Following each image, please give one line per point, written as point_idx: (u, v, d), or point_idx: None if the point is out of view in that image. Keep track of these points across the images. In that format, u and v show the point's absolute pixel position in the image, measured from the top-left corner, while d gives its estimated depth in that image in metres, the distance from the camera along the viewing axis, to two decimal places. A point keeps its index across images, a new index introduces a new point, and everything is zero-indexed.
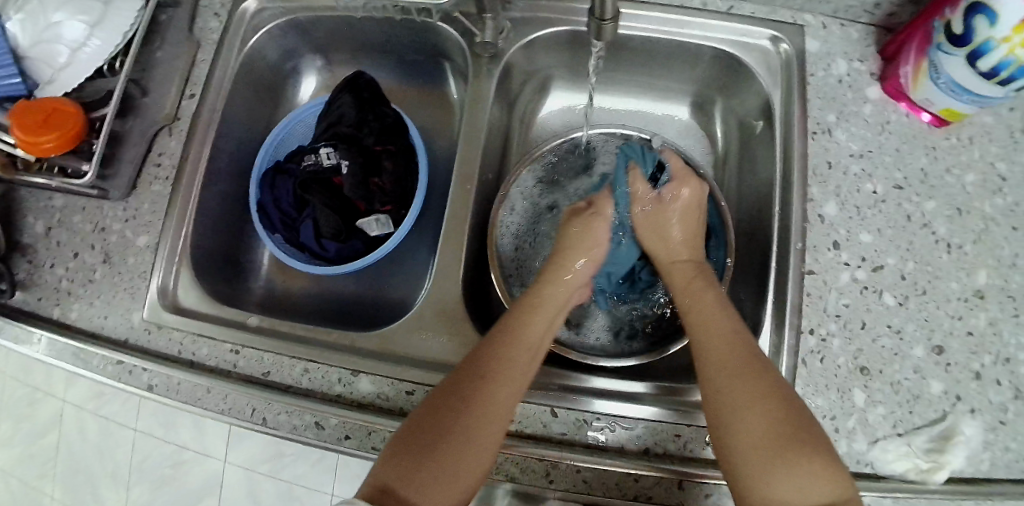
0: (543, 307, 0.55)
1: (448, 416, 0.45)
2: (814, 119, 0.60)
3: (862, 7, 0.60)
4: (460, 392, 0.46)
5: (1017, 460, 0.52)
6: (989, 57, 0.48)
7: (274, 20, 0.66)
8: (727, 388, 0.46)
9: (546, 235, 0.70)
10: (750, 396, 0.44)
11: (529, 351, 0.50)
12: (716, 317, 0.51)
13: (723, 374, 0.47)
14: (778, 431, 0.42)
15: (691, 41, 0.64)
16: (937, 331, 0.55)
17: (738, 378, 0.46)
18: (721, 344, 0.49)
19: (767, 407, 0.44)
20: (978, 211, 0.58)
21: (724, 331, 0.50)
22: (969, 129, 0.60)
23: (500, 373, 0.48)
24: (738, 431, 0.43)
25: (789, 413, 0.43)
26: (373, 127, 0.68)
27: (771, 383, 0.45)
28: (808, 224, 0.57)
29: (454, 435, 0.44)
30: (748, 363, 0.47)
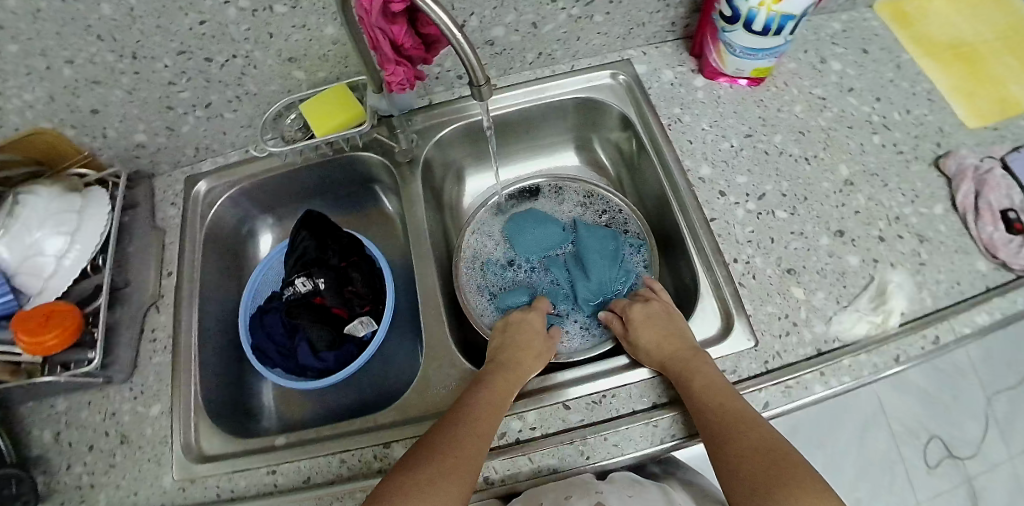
0: (506, 367, 0.58)
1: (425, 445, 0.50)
2: (665, 114, 0.72)
3: (664, 28, 0.77)
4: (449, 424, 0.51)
5: (948, 286, 0.63)
6: (757, 20, 0.64)
7: (224, 193, 0.77)
8: (740, 440, 0.48)
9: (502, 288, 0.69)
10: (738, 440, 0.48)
11: (500, 395, 0.55)
12: (702, 381, 0.53)
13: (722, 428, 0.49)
14: (763, 462, 0.46)
15: (556, 99, 0.76)
16: (832, 221, 0.65)
17: (736, 433, 0.49)
18: (707, 404, 0.51)
19: (752, 459, 0.46)
20: (817, 127, 0.71)
21: (716, 392, 0.52)
22: (781, 77, 0.75)
23: (473, 399, 0.54)
24: (732, 474, 0.47)
25: (769, 456, 0.46)
26: (334, 247, 0.72)
27: (778, 445, 0.47)
28: (694, 187, 0.67)
29: (454, 457, 0.48)
30: (745, 418, 0.50)
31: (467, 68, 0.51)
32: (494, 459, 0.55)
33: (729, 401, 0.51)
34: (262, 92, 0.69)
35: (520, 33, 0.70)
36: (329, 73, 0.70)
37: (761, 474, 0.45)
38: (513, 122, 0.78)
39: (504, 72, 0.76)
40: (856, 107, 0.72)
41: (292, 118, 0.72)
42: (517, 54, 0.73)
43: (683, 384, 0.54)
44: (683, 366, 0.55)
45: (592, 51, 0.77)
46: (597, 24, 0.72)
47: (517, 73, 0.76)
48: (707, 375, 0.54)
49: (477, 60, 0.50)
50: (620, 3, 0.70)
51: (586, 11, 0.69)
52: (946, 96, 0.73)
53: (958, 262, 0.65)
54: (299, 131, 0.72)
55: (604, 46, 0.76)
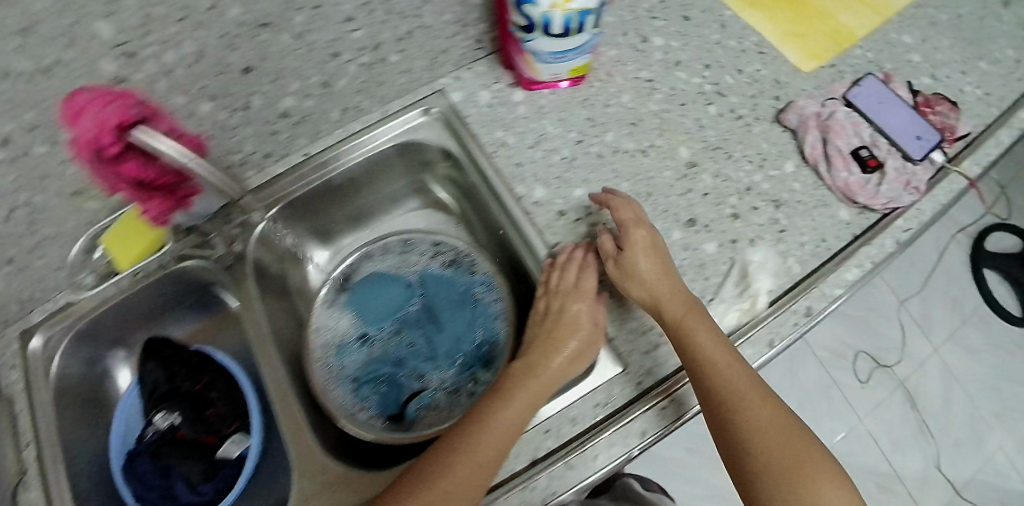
0: (534, 377, 0.51)
1: (433, 472, 0.46)
2: (488, 140, 0.65)
3: (470, 48, 0.68)
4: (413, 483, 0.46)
5: (818, 244, 0.61)
6: (553, 22, 0.59)
7: (61, 340, 0.67)
8: (765, 404, 0.48)
9: (361, 375, 0.62)
10: (754, 414, 0.47)
11: (515, 420, 0.49)
12: (709, 347, 0.50)
13: (726, 394, 0.48)
14: (794, 428, 0.47)
15: (369, 154, 0.68)
16: (681, 211, 0.62)
17: (761, 390, 0.48)
18: (732, 358, 0.50)
19: (771, 436, 0.46)
20: (648, 112, 0.67)
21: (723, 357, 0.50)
22: (603, 68, 0.69)
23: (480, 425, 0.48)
24: (769, 447, 0.46)
25: (794, 422, 0.48)
26: (185, 372, 0.66)
27: (786, 414, 0.48)
28: (531, 213, 0.61)
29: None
30: (759, 379, 0.49)
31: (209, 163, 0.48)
32: None
33: (737, 359, 0.50)
34: (61, 233, 0.64)
35: (312, 96, 0.63)
36: None
37: (796, 443, 0.46)
38: (327, 190, 0.69)
39: (315, 138, 0.68)
40: (686, 81, 0.69)
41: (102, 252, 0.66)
42: (321, 115, 0.65)
43: (687, 345, 0.50)
44: (678, 326, 0.51)
45: (400, 88, 0.68)
46: (394, 64, 0.64)
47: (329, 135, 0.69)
48: (710, 331, 0.51)
49: None
50: (411, 38, 0.62)
51: (375, 56, 0.62)
52: (775, 45, 0.70)
53: (820, 217, 0.62)
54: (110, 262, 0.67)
55: (411, 81, 0.68)
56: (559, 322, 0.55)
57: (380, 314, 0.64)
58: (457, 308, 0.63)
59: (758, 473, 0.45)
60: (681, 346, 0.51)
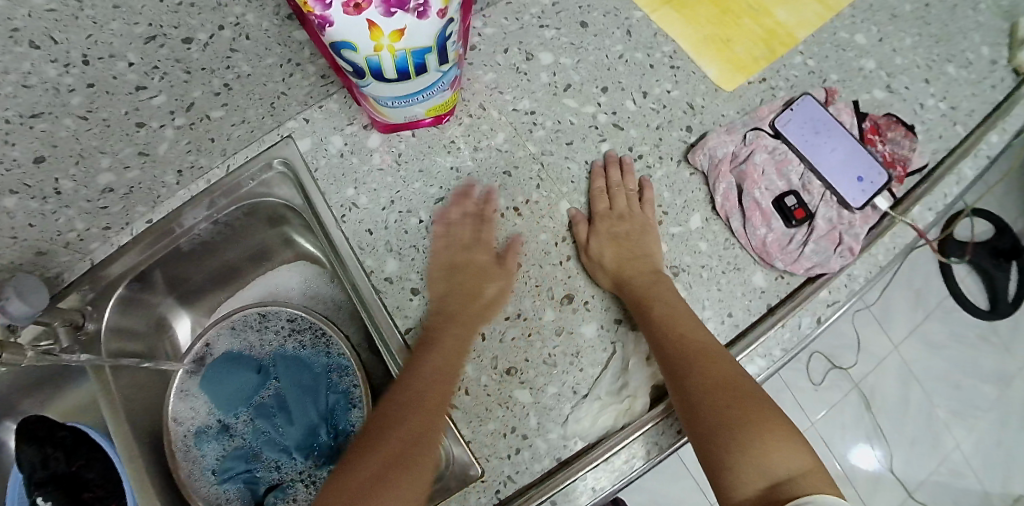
0: (450, 322, 0.50)
1: (366, 486, 0.42)
2: (336, 201, 0.56)
3: (316, 86, 0.57)
4: (357, 488, 0.42)
5: (727, 319, 0.51)
6: (385, 66, 0.46)
7: None
8: (713, 370, 0.45)
9: (222, 466, 0.58)
10: (720, 372, 0.45)
11: (441, 365, 0.48)
12: (675, 306, 0.49)
13: (691, 358, 0.45)
14: (735, 411, 0.43)
15: (213, 222, 0.61)
16: (557, 284, 0.52)
17: (711, 372, 0.45)
18: (674, 338, 0.47)
19: (728, 394, 0.44)
20: (526, 155, 0.56)
21: (688, 320, 0.48)
22: (474, 100, 0.57)
23: (411, 377, 0.47)
24: (717, 447, 0.42)
25: (745, 397, 0.44)
26: (57, 454, 0.62)
27: (737, 372, 0.45)
28: (382, 292, 0.53)
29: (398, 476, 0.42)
30: (711, 349, 0.47)
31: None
32: None
33: (698, 327, 0.48)
34: None
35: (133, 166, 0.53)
36: None
37: (743, 428, 0.42)
38: (174, 257, 0.62)
39: (157, 202, 0.59)
40: (577, 112, 0.57)
41: None
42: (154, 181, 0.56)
43: (648, 318, 0.48)
44: (644, 294, 0.49)
45: (242, 139, 0.58)
46: (221, 119, 0.54)
47: (172, 197, 0.60)
48: (671, 298, 0.49)
49: None
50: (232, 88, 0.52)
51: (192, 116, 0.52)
52: (692, 57, 0.59)
53: (727, 285, 0.52)
54: None
55: (252, 129, 0.58)
56: (474, 275, 0.52)
57: (234, 399, 0.60)
58: (314, 386, 0.60)
59: (721, 438, 0.42)
60: (637, 307, 0.49)
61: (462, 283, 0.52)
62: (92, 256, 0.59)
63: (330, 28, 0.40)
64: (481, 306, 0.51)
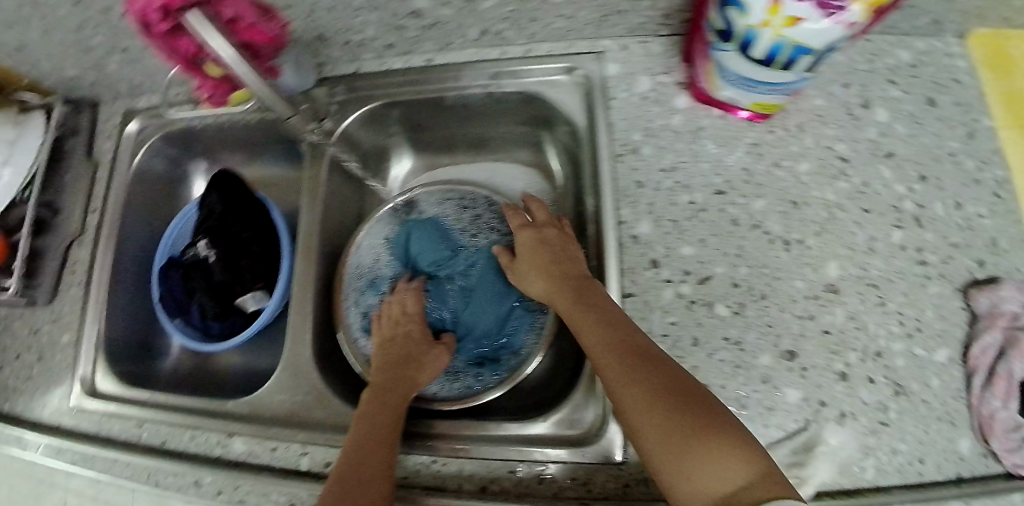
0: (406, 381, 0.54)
1: (367, 452, 0.47)
2: (618, 140, 0.55)
3: (653, 21, 0.55)
4: (365, 442, 0.48)
5: (911, 462, 0.48)
6: (757, 45, 0.46)
7: (153, 137, 0.70)
8: (634, 372, 0.44)
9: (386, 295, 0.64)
10: (632, 373, 0.44)
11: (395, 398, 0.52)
12: (600, 315, 0.48)
13: (603, 360, 0.46)
14: (690, 421, 0.40)
15: (492, 91, 0.59)
16: (785, 336, 0.50)
17: (640, 388, 0.43)
18: (601, 343, 0.46)
19: (656, 399, 0.42)
20: (819, 199, 0.53)
21: (597, 334, 0.47)
22: (797, 117, 0.54)
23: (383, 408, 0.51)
24: (650, 435, 0.41)
25: (698, 412, 0.40)
26: (235, 214, 0.66)
27: (678, 376, 0.43)
28: (622, 247, 0.52)
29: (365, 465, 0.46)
30: (640, 352, 0.45)
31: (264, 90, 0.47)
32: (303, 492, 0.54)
33: (620, 322, 0.47)
34: None
35: (451, 6, 0.53)
36: None
37: (691, 428, 0.40)
38: (432, 104, 0.62)
39: (443, 47, 0.59)
40: (886, 184, 0.53)
41: None
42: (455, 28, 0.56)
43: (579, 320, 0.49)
44: (573, 287, 0.52)
45: (555, 35, 0.57)
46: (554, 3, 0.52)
47: (460, 49, 0.60)
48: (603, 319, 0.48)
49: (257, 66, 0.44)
50: None
51: None
52: None
53: (934, 432, 0.48)
54: None
55: (572, 31, 0.57)
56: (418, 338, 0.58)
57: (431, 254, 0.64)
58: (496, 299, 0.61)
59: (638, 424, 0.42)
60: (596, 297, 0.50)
61: (399, 344, 0.57)
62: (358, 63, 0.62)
63: None
64: (426, 362, 0.56)
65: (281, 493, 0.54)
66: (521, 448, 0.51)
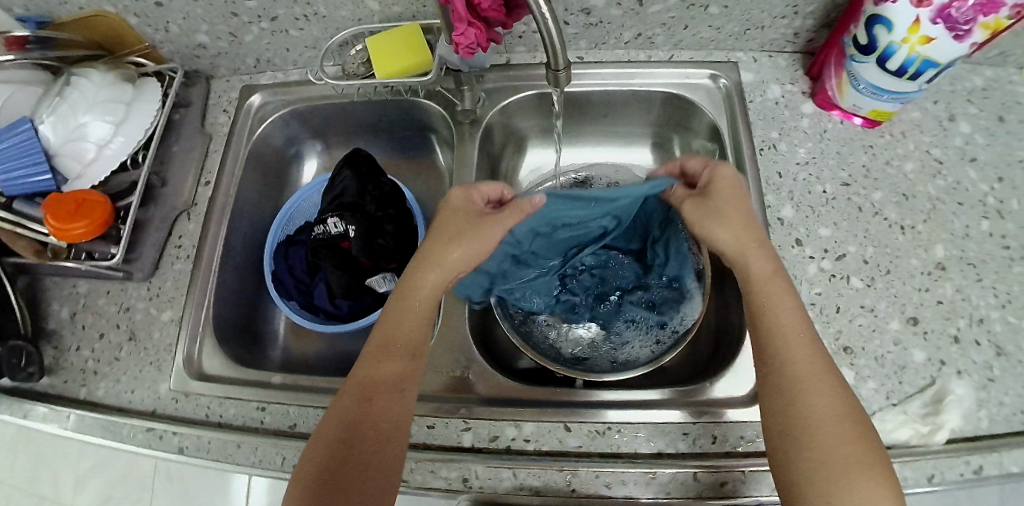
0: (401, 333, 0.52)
1: (370, 411, 0.48)
2: (760, 138, 0.67)
3: (784, 38, 0.69)
4: (364, 397, 0.48)
5: (1015, 413, 0.54)
6: (895, 57, 0.56)
7: (277, 112, 0.73)
8: (820, 404, 0.44)
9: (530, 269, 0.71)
10: (812, 394, 0.45)
11: (394, 358, 0.50)
12: (783, 311, 0.48)
13: (797, 371, 0.46)
14: (857, 440, 0.43)
15: (642, 89, 0.71)
16: (908, 304, 0.59)
17: (822, 394, 0.45)
18: (804, 350, 0.47)
19: (833, 415, 0.44)
20: (923, 194, 0.63)
21: (794, 318, 0.48)
22: (900, 125, 0.67)
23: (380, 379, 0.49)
24: (815, 418, 0.44)
25: (860, 422, 0.44)
26: (373, 195, 0.68)
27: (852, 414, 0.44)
28: (770, 227, 0.62)
29: (365, 441, 0.46)
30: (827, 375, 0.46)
31: (545, 49, 0.44)
32: (477, 464, 0.54)
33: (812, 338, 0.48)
34: (331, 17, 0.64)
35: (622, 7, 0.64)
36: (406, 10, 0.63)
37: (845, 439, 0.43)
38: (583, 97, 0.72)
39: (595, 46, 0.71)
40: (973, 183, 0.64)
41: (358, 52, 0.67)
42: (615, 28, 0.68)
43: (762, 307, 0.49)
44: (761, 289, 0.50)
45: (698, 45, 0.71)
46: (710, 15, 0.65)
47: (610, 50, 0.72)
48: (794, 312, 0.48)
49: (559, 40, 0.43)
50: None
51: None
52: None
53: None
54: (361, 65, 0.67)
55: (713, 42, 0.70)
56: (468, 228, 0.54)
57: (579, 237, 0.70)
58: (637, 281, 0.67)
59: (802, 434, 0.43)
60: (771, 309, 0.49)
61: (450, 230, 0.54)
62: (508, 56, 0.70)
63: (891, 4, 0.53)
64: (478, 237, 0.53)
65: (452, 468, 0.54)
66: (691, 413, 0.55)
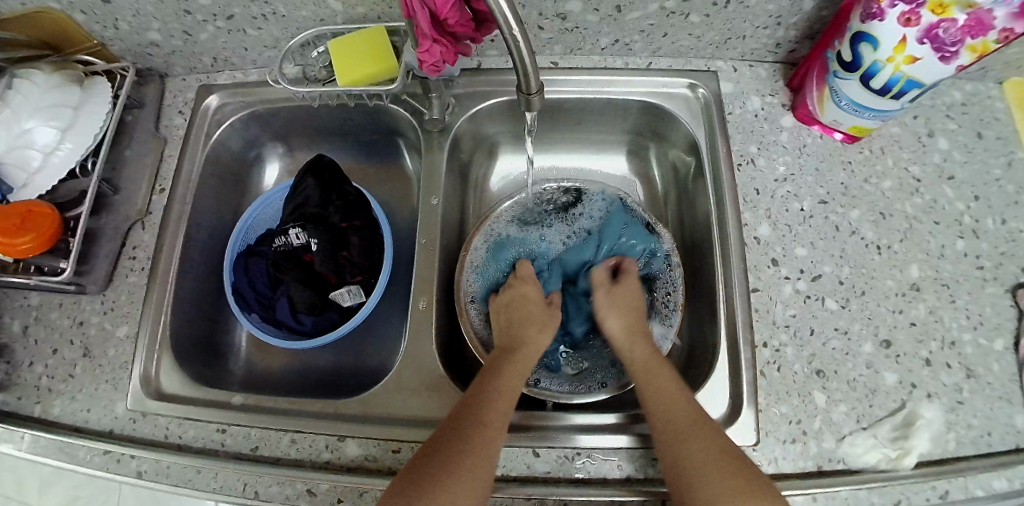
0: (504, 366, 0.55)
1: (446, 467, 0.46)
2: (737, 152, 0.65)
3: (765, 48, 0.67)
4: (451, 449, 0.47)
5: (982, 436, 0.55)
6: (879, 76, 0.54)
7: (235, 114, 0.70)
8: (691, 440, 0.48)
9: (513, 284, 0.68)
10: (689, 452, 0.47)
11: (504, 389, 0.53)
12: (656, 380, 0.54)
13: (662, 426, 0.50)
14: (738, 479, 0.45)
15: (618, 98, 0.69)
16: (882, 326, 0.58)
17: (695, 438, 0.48)
18: (669, 403, 0.51)
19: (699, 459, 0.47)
20: (900, 212, 0.63)
21: (671, 391, 0.53)
22: (879, 140, 0.66)
23: (483, 402, 0.51)
24: (693, 471, 0.46)
25: (742, 463, 0.46)
26: (338, 205, 0.65)
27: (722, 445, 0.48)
28: (746, 245, 0.61)
29: (462, 459, 0.46)
30: (699, 423, 0.49)
31: (518, 70, 0.42)
32: None
33: (677, 384, 0.53)
34: (290, 17, 0.60)
35: (599, 13, 0.61)
36: (370, 11, 0.59)
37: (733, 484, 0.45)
38: (556, 104, 0.70)
39: (570, 51, 0.68)
40: (950, 201, 0.63)
41: (319, 54, 0.63)
42: (592, 34, 0.65)
43: (648, 392, 0.53)
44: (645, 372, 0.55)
45: (677, 52, 0.68)
46: (690, 23, 0.63)
47: (585, 56, 0.69)
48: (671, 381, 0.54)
49: (531, 63, 0.41)
50: (724, 8, 0.61)
51: (681, 7, 0.60)
52: None
53: (1005, 414, 0.55)
54: (322, 69, 0.63)
55: (692, 51, 0.68)
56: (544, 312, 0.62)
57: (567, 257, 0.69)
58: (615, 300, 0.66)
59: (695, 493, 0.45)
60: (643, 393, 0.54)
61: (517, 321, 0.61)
62: (480, 59, 0.66)
63: (878, 21, 0.51)
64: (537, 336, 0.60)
65: None
66: (660, 437, 0.54)
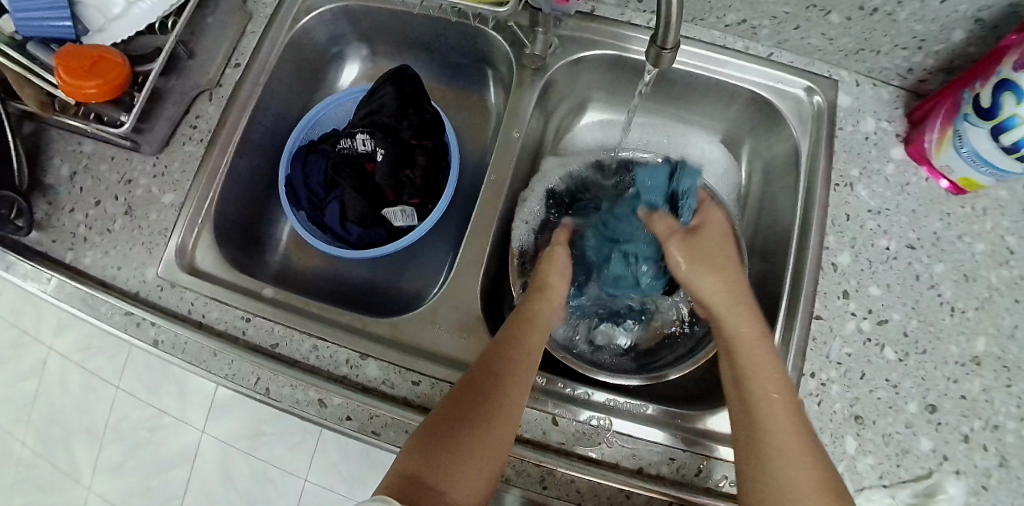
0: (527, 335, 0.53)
1: (485, 418, 0.46)
2: (837, 171, 0.62)
3: (896, 70, 0.62)
4: (472, 406, 0.47)
5: None
6: (1013, 132, 0.49)
7: (327, 3, 0.66)
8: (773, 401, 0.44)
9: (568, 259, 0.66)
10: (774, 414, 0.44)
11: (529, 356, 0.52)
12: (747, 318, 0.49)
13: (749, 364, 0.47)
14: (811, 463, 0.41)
15: (728, 81, 0.65)
16: (932, 391, 0.56)
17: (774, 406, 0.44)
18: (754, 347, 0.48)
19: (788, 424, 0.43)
20: (984, 279, 0.59)
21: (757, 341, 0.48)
22: (984, 200, 0.61)
23: (505, 379, 0.49)
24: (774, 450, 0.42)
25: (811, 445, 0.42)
26: (411, 120, 0.63)
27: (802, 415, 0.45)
28: (821, 271, 0.59)
29: (479, 431, 0.46)
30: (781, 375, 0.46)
31: (659, 15, 0.38)
32: None
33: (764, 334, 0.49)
34: None
35: None
36: None
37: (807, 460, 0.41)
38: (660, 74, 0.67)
39: (690, 19, 0.64)
40: None
41: None
42: (720, 7, 0.61)
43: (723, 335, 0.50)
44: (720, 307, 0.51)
45: (803, 49, 0.64)
46: (828, 23, 0.58)
47: (706, 28, 0.65)
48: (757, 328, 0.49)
49: (676, 16, 0.38)
50: (872, 17, 0.56)
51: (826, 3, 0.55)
52: None
53: None
54: None
55: (820, 52, 0.63)
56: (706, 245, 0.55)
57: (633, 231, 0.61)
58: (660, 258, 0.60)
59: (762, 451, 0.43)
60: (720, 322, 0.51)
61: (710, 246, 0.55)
62: (594, 5, 0.62)
63: None
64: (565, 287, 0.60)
65: None
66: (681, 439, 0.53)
